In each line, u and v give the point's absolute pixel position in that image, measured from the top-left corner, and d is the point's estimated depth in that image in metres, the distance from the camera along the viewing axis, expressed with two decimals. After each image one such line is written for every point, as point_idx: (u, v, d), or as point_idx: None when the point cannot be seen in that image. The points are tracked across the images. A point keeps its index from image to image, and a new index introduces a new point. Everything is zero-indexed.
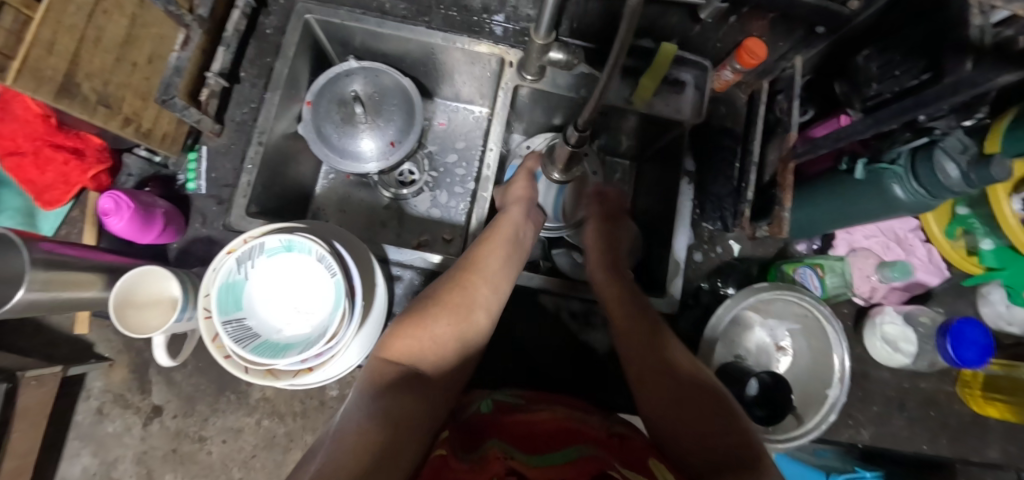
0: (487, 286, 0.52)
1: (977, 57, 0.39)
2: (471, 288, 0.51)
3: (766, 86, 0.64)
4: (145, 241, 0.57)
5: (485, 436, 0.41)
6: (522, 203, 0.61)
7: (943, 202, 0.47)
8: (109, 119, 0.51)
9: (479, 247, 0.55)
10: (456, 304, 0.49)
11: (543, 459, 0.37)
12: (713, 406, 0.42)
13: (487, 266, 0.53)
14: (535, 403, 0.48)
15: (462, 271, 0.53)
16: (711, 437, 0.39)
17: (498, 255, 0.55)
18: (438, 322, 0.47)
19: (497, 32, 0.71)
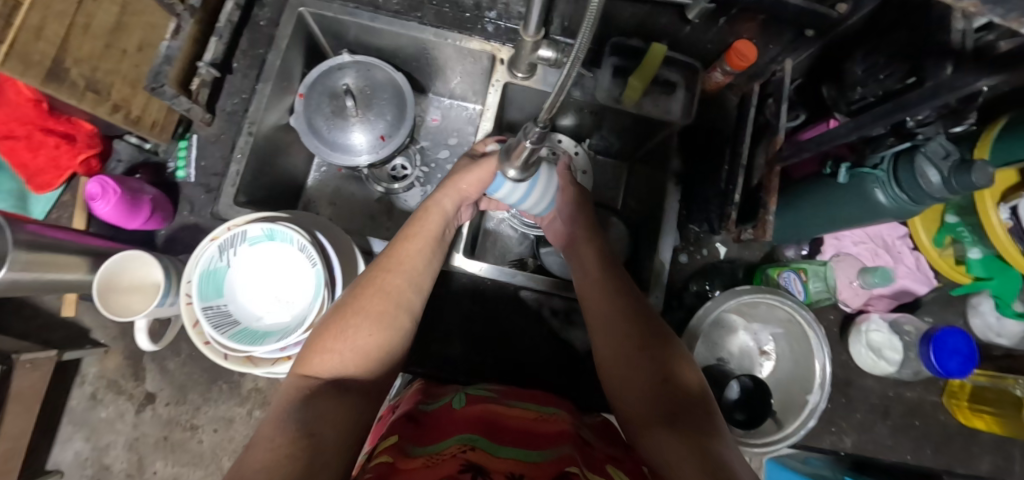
0: (406, 284, 0.50)
1: (956, 61, 0.39)
2: (386, 284, 0.49)
3: (757, 89, 0.63)
4: (132, 227, 0.58)
5: (442, 432, 0.41)
6: (454, 199, 0.58)
7: (925, 208, 0.47)
8: (97, 105, 0.52)
9: (396, 246, 0.53)
10: (379, 310, 0.46)
11: (507, 450, 0.37)
12: (665, 358, 0.44)
13: (405, 264, 0.51)
14: (510, 398, 0.48)
15: (379, 270, 0.50)
16: (665, 384, 0.43)
17: (416, 250, 0.53)
18: (356, 323, 0.45)
19: (489, 29, 0.71)
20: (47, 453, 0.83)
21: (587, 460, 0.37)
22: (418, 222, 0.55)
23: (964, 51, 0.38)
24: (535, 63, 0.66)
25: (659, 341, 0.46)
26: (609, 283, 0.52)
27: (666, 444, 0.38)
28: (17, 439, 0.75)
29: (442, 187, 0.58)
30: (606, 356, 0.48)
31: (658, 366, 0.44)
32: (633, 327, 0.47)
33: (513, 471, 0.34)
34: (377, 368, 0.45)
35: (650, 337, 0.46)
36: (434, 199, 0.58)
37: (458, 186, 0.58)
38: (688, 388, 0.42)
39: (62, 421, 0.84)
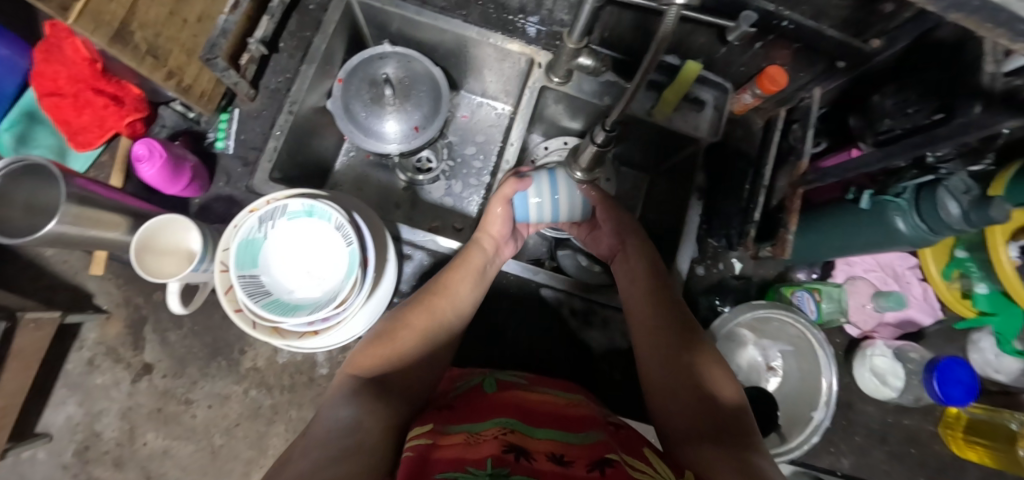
0: (450, 309, 0.55)
1: (986, 102, 0.41)
2: (433, 305, 0.54)
3: (784, 114, 0.67)
4: (172, 192, 0.59)
5: (481, 411, 0.42)
6: (492, 239, 0.60)
7: (941, 238, 0.49)
8: (154, 70, 0.53)
9: (444, 273, 0.57)
10: (423, 327, 0.52)
11: (543, 432, 0.38)
12: (706, 377, 0.47)
13: (450, 289, 0.55)
14: (539, 386, 0.50)
15: (427, 292, 0.55)
16: (705, 404, 0.45)
17: (462, 279, 0.56)
18: (408, 333, 0.51)
19: (530, 32, 0.72)
20: (37, 417, 0.89)
21: (623, 445, 0.38)
22: (467, 253, 0.59)
23: (993, 93, 0.40)
24: (573, 69, 0.68)
25: (702, 360, 0.49)
26: (653, 300, 0.55)
27: (707, 459, 0.39)
28: (11, 397, 0.77)
29: (480, 226, 0.60)
30: (650, 367, 0.51)
31: (698, 384, 0.46)
32: (682, 347, 0.49)
33: (555, 452, 0.35)
34: (419, 374, 0.50)
35: (691, 354, 0.49)
36: (482, 230, 0.61)
37: (488, 229, 0.60)
38: (724, 407, 0.44)
39: (56, 385, 0.90)
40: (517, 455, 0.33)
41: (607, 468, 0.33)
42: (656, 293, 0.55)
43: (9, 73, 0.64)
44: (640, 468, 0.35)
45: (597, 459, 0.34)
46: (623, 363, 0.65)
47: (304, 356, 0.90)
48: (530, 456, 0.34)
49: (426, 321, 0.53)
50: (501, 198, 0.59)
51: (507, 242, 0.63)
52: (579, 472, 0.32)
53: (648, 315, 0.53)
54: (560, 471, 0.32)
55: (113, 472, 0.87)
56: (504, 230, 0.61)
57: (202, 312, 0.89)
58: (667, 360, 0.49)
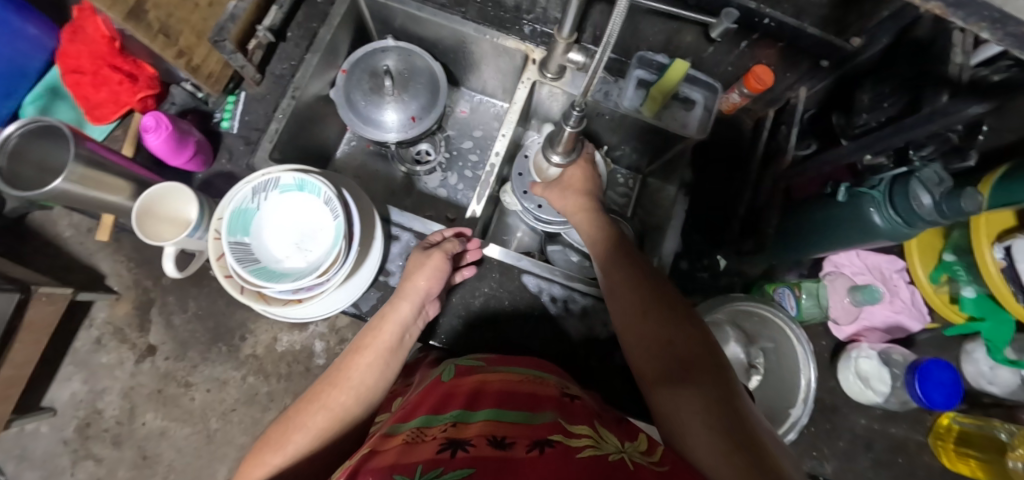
0: (348, 396, 0.50)
1: (952, 91, 0.42)
2: (324, 402, 0.49)
3: (772, 114, 0.69)
4: (175, 164, 0.63)
5: (430, 406, 0.42)
6: (411, 302, 0.57)
7: (918, 232, 0.49)
8: (165, 48, 0.59)
9: (346, 360, 0.53)
10: (322, 428, 0.47)
11: (480, 416, 0.39)
12: (678, 319, 0.46)
13: (348, 377, 0.51)
14: (496, 365, 0.51)
15: (325, 381, 0.51)
16: (671, 346, 0.44)
17: (362, 368, 0.52)
18: (304, 429, 0.47)
19: (525, 30, 0.74)
20: (44, 391, 0.94)
21: (570, 414, 0.40)
22: (376, 328, 0.55)
23: (960, 82, 0.41)
24: (565, 65, 0.69)
25: (671, 305, 0.47)
26: (618, 257, 0.54)
27: (681, 399, 0.39)
28: (21, 365, 0.82)
29: (403, 286, 0.57)
30: (622, 315, 0.49)
31: (666, 328, 0.45)
32: (648, 296, 0.48)
33: (495, 435, 0.35)
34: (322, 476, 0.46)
35: (658, 300, 0.48)
36: (395, 299, 0.57)
37: (410, 285, 0.57)
38: (692, 347, 0.43)
39: (64, 361, 0.96)
40: (452, 452, 0.32)
41: (547, 448, 0.33)
42: (620, 254, 0.54)
43: (33, 49, 0.74)
44: (584, 435, 0.36)
45: (537, 438, 0.34)
46: (601, 351, 0.66)
47: (302, 346, 0.94)
48: (467, 446, 0.33)
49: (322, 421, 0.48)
50: (442, 253, 0.60)
51: (424, 310, 0.59)
52: (517, 452, 0.32)
53: (617, 269, 0.53)
54: (497, 455, 0.32)
55: (111, 449, 0.93)
56: (433, 285, 0.58)
57: (205, 297, 0.94)
58: (635, 308, 0.48)
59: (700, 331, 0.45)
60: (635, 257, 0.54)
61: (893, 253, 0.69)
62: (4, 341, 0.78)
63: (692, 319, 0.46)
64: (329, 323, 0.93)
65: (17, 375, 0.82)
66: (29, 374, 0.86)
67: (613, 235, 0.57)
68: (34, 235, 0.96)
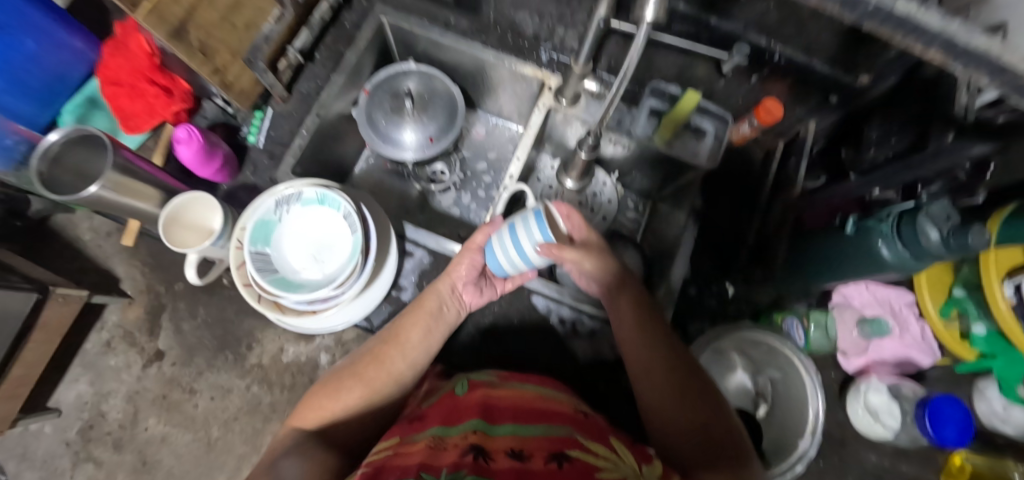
0: (396, 367, 0.52)
1: (958, 130, 0.43)
2: (373, 368, 0.52)
3: (782, 146, 0.71)
4: (204, 174, 0.66)
5: (445, 416, 0.43)
6: (449, 283, 0.56)
7: (926, 265, 0.50)
8: (202, 64, 0.62)
9: (399, 330, 0.54)
10: (372, 382, 0.51)
11: (500, 428, 0.39)
12: (709, 399, 0.48)
13: (399, 348, 0.53)
14: (511, 382, 0.50)
15: (374, 350, 0.53)
16: (703, 431, 0.46)
17: (414, 339, 0.54)
18: (352, 393, 0.50)
19: (543, 59, 0.74)
20: (51, 391, 0.96)
21: (587, 432, 0.40)
22: (424, 295, 0.56)
23: (966, 121, 0.42)
24: (580, 93, 0.72)
25: (699, 389, 0.49)
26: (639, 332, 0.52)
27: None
28: (33, 365, 0.84)
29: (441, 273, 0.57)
30: (650, 392, 0.50)
31: (697, 412, 0.47)
32: (676, 377, 0.49)
33: (513, 448, 0.36)
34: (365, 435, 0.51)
35: (686, 383, 0.49)
36: (439, 276, 0.58)
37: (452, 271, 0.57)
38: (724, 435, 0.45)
39: (73, 363, 0.97)
40: (474, 459, 0.34)
41: (564, 462, 0.34)
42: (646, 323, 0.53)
43: (78, 63, 0.79)
44: (600, 454, 0.36)
45: (555, 452, 0.36)
46: (608, 374, 0.66)
47: (307, 358, 0.94)
48: (489, 456, 0.35)
49: (374, 375, 0.51)
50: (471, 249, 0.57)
51: (460, 291, 0.58)
52: (536, 467, 0.34)
53: (638, 344, 0.52)
54: (517, 470, 0.33)
55: (112, 453, 0.93)
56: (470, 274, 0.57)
57: (216, 305, 0.96)
58: (662, 388, 0.49)
59: (726, 417, 0.47)
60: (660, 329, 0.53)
61: (902, 286, 0.68)
62: (19, 339, 0.79)
63: (717, 402, 0.48)
64: (336, 336, 0.93)
65: (28, 375, 0.84)
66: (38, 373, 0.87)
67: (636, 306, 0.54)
68: (55, 237, 0.99)
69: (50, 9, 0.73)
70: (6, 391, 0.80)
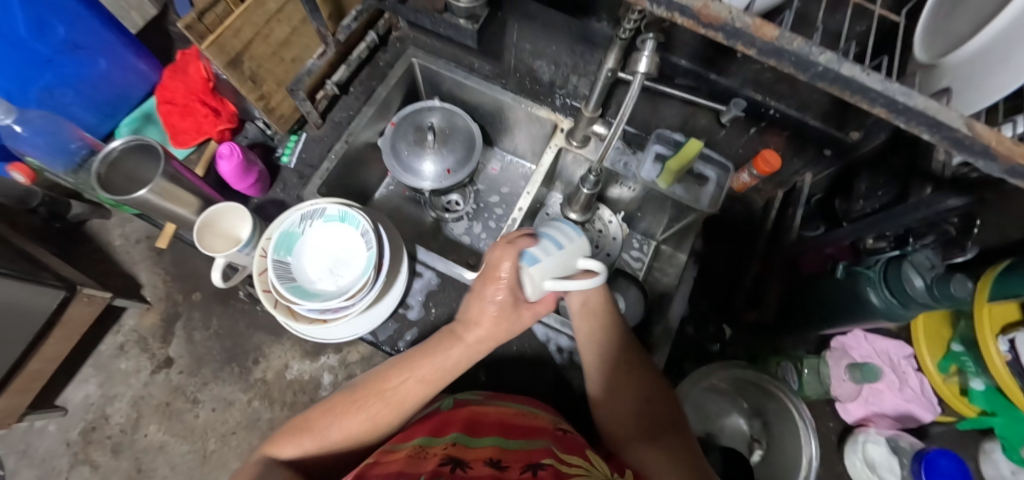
0: (387, 413, 0.48)
1: (935, 184, 0.46)
2: (361, 409, 0.48)
3: (780, 196, 0.73)
4: (238, 188, 0.72)
5: (430, 429, 0.45)
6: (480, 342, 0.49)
7: (915, 314, 0.51)
8: (251, 91, 0.69)
9: (395, 376, 0.49)
10: (354, 435, 0.48)
11: (478, 441, 0.41)
12: (651, 382, 0.53)
13: (391, 395, 0.48)
14: (494, 400, 0.53)
15: (364, 386, 0.49)
16: (650, 407, 0.51)
17: (408, 390, 0.48)
18: (336, 430, 0.47)
19: (557, 103, 0.82)
20: (60, 390, 0.99)
21: (563, 446, 0.41)
22: (433, 351, 0.49)
23: (942, 177, 0.46)
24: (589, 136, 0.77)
25: (643, 368, 0.54)
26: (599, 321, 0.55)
27: (653, 458, 0.46)
28: (48, 361, 0.88)
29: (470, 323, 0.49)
30: (603, 374, 0.54)
31: (645, 389, 0.52)
32: (626, 358, 0.54)
33: (492, 457, 0.38)
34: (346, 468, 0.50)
35: (635, 363, 0.54)
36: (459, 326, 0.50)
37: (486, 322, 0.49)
38: (668, 412, 0.51)
39: (86, 363, 1.01)
40: (453, 468, 0.35)
41: (539, 471, 0.35)
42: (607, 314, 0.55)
43: (141, 86, 0.88)
44: (574, 464, 0.37)
45: (530, 462, 0.37)
46: None
47: (310, 376, 0.96)
48: (467, 466, 0.36)
49: (360, 430, 0.48)
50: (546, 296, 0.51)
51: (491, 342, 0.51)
52: (511, 473, 0.35)
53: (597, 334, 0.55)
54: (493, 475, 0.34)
55: (109, 458, 0.95)
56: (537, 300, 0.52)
57: (229, 317, 1.00)
58: (614, 368, 0.54)
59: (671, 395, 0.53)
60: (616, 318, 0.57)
61: (902, 339, 0.69)
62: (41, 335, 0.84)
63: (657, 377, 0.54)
64: (340, 357, 0.95)
65: (42, 369, 0.88)
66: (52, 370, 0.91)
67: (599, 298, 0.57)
68: (89, 241, 1.06)
69: (127, 38, 0.83)
70: (20, 383, 0.84)
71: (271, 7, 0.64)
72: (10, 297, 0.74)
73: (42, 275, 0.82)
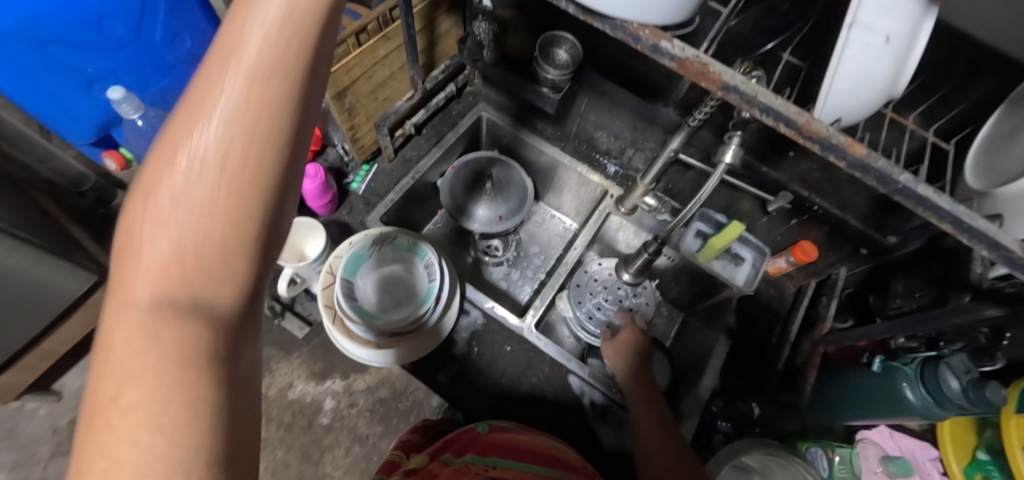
0: (217, 254, 0.21)
1: (973, 293, 0.50)
2: (137, 297, 0.20)
3: (813, 284, 0.78)
4: (312, 205, 0.80)
5: (474, 447, 0.50)
6: None
7: (948, 414, 0.54)
8: (345, 122, 0.76)
9: (164, 169, 0.21)
10: (214, 209, 0.21)
11: (512, 464, 0.46)
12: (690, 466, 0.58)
13: (188, 216, 0.21)
14: (523, 430, 0.57)
15: (124, 256, 0.21)
16: None
17: (242, 146, 0.22)
18: (122, 384, 0.18)
19: (608, 170, 0.90)
20: (61, 374, 1.00)
21: None
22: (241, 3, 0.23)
23: (979, 288, 0.50)
24: (638, 205, 0.83)
25: (683, 454, 0.59)
26: (648, 405, 0.66)
27: None
28: (62, 342, 0.91)
29: None
30: (645, 448, 0.62)
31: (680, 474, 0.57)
32: (670, 442, 0.61)
33: None
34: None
35: (677, 449, 0.60)
36: None
37: None
38: None
39: (93, 351, 1.03)
40: None
41: None
42: (652, 400, 0.66)
43: None
44: None
45: None
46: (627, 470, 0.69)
47: (311, 399, 0.89)
48: None
49: (209, 195, 0.21)
50: None
51: None
52: None
53: (645, 414, 0.65)
54: None
55: None
56: None
57: None
58: (657, 451, 0.61)
59: None
60: (660, 403, 0.67)
61: (926, 439, 0.72)
62: (63, 317, 0.87)
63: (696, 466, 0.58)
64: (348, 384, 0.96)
65: (54, 350, 0.90)
66: (59, 353, 0.92)
67: (648, 385, 0.68)
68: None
69: None
70: (30, 361, 0.87)
71: (380, 53, 0.73)
72: (37, 278, 0.76)
73: (80, 257, 0.85)
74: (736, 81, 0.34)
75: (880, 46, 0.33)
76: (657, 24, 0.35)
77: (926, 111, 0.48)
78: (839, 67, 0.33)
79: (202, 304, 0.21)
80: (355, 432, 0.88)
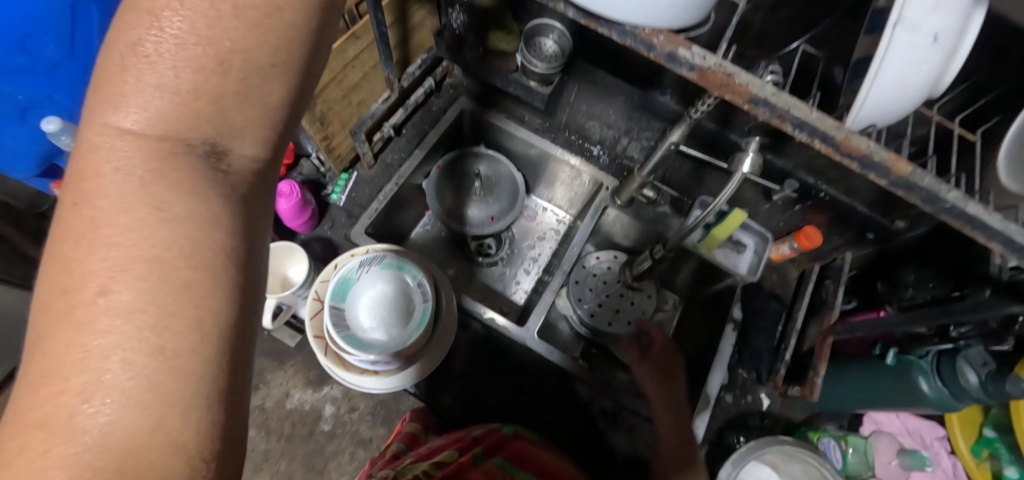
0: (217, 127, 0.22)
1: (993, 287, 0.48)
2: (127, 141, 0.20)
3: (817, 268, 0.74)
4: (291, 225, 0.74)
5: (504, 452, 0.51)
6: None
7: (964, 405, 0.53)
8: (318, 132, 0.70)
9: (194, 15, 0.21)
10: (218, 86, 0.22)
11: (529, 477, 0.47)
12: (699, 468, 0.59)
13: (187, 87, 0.21)
14: (543, 444, 0.58)
15: (104, 94, 0.20)
16: None
17: (252, 43, 0.22)
18: (130, 243, 0.19)
19: (601, 160, 0.84)
20: None
21: None
22: None
23: (998, 282, 0.48)
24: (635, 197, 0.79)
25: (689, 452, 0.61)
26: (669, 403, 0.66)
27: None
28: None
29: None
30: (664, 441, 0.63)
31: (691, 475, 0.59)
32: (681, 443, 0.62)
33: None
34: (170, 394, 0.18)
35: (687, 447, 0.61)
36: None
37: None
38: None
39: None
40: None
41: None
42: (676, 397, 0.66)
43: None
44: None
45: None
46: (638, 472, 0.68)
47: (311, 407, 0.78)
48: None
49: (213, 71, 0.21)
50: None
51: None
52: None
53: (666, 412, 0.65)
54: None
55: None
56: None
57: None
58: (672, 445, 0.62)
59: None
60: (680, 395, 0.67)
61: (934, 420, 0.73)
62: None
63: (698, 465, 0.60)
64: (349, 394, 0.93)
65: None
66: None
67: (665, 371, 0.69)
68: None
69: None
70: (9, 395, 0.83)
71: (350, 54, 0.65)
72: None
73: None
74: (765, 92, 0.30)
75: (926, 46, 0.29)
76: (671, 28, 0.31)
77: (952, 98, 0.48)
78: (880, 73, 0.29)
79: (218, 158, 0.23)
80: (359, 436, 0.78)
